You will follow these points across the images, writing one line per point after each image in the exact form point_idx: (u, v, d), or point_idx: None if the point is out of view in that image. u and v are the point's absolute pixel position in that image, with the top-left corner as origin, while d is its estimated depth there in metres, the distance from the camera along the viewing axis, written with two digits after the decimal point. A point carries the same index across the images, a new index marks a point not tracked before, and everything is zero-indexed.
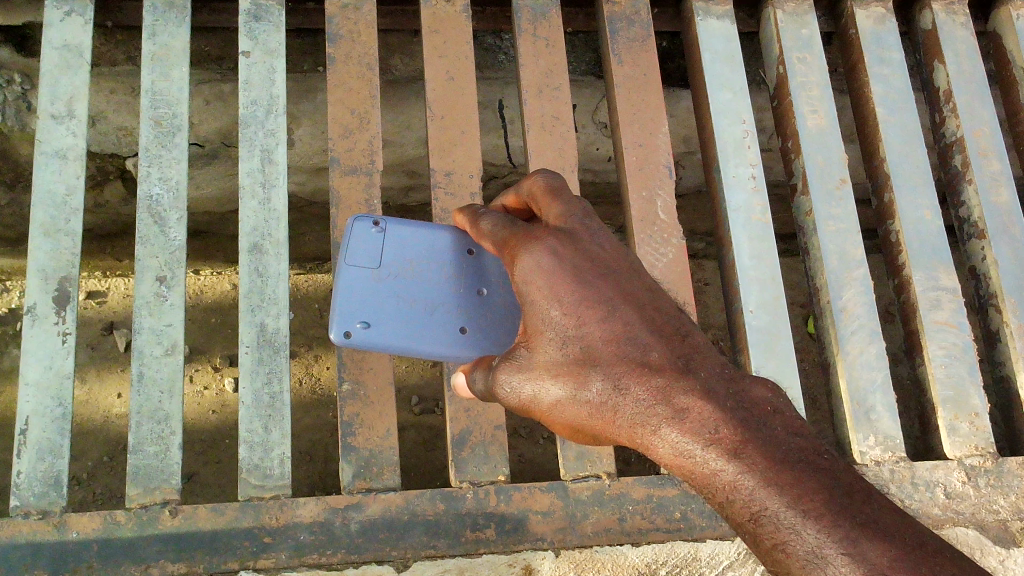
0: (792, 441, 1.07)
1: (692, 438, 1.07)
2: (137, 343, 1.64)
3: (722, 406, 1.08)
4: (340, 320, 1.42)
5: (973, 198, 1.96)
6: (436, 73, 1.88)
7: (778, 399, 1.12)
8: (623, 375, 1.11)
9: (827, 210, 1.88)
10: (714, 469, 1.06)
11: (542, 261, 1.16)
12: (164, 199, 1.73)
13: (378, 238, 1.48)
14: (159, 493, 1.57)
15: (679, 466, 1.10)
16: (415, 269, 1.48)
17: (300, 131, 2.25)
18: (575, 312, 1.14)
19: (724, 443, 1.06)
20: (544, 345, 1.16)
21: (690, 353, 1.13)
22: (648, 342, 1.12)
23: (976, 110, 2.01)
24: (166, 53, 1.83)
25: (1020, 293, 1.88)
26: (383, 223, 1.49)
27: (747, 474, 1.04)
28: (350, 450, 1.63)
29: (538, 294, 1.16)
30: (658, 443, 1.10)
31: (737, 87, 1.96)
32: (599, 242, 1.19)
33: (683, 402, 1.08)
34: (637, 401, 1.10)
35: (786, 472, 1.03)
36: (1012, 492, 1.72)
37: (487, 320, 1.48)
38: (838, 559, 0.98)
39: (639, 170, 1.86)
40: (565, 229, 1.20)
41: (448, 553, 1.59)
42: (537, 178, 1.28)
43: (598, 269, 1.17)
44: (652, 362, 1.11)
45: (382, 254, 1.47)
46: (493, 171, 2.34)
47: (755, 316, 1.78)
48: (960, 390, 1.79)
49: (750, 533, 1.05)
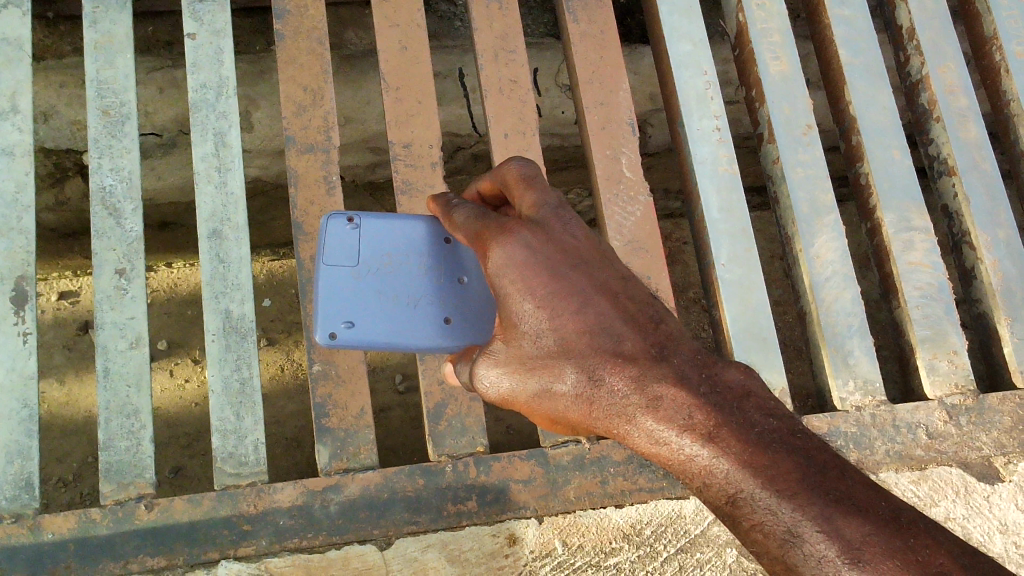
0: (766, 423, 1.04)
1: (668, 425, 1.05)
2: (101, 338, 1.61)
3: (696, 392, 1.06)
4: (324, 322, 1.35)
5: (942, 135, 1.93)
6: (389, 44, 1.84)
7: (753, 382, 1.09)
8: (598, 366, 1.09)
9: (795, 158, 1.86)
10: (690, 454, 1.04)
11: (513, 255, 1.11)
12: (117, 190, 1.69)
13: (354, 235, 1.39)
14: (133, 488, 1.55)
15: (656, 454, 1.08)
16: (394, 263, 1.39)
17: (259, 113, 2.20)
18: (547, 305, 1.10)
19: (700, 429, 1.04)
20: (518, 339, 1.12)
21: (664, 341, 1.10)
22: (621, 332, 1.10)
23: (940, 46, 1.98)
24: (109, 40, 1.78)
25: (993, 228, 1.85)
26: (357, 219, 1.39)
27: (721, 457, 1.01)
28: (325, 432, 1.61)
29: (512, 288, 1.12)
30: (634, 432, 1.08)
31: (697, 38, 1.93)
32: (573, 232, 1.14)
33: (657, 390, 1.06)
34: (612, 392, 1.08)
35: (761, 454, 1.00)
36: (994, 428, 1.72)
37: (472, 308, 1.39)
38: (814, 537, 0.94)
39: (602, 129, 1.82)
40: (537, 221, 1.14)
41: (430, 527, 1.58)
42: (510, 166, 1.21)
43: (570, 259, 1.12)
44: (625, 351, 1.09)
45: (359, 251, 1.39)
46: (459, 141, 2.29)
47: (727, 270, 1.76)
48: (938, 330, 1.77)
49: (729, 518, 1.01)
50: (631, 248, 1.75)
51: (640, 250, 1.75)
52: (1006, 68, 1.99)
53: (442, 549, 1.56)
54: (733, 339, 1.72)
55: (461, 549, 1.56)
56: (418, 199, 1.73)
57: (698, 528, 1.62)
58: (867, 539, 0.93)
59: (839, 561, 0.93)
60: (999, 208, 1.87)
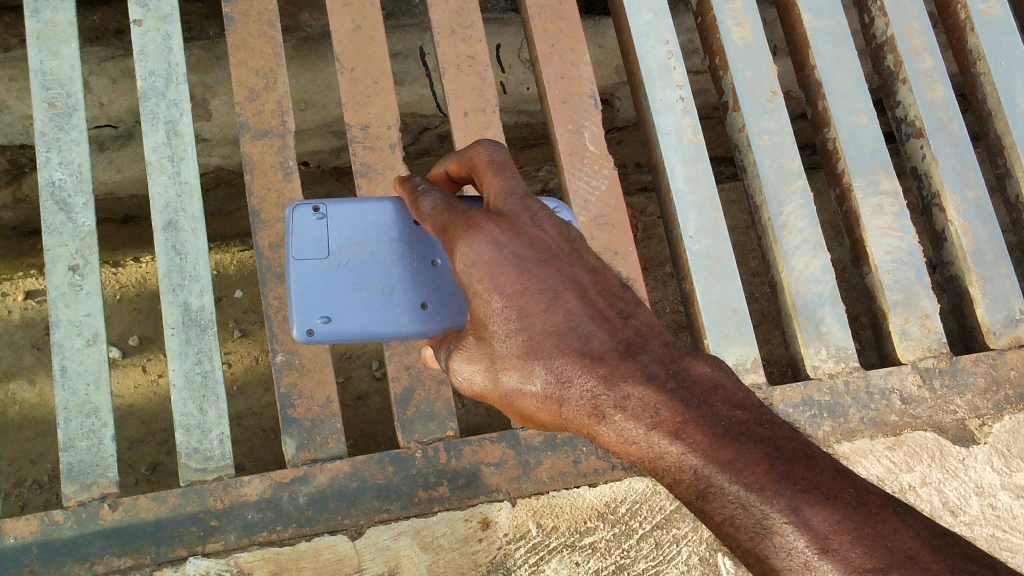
0: (733, 414, 1.00)
1: (635, 422, 1.02)
2: (56, 337, 1.57)
3: (663, 388, 1.02)
4: (299, 319, 1.28)
5: (908, 96, 1.91)
6: (341, 24, 1.79)
7: (722, 374, 1.05)
8: (566, 367, 1.04)
9: (761, 125, 1.83)
10: (658, 451, 1.00)
11: (480, 252, 1.04)
12: (67, 185, 1.65)
13: (321, 224, 1.32)
14: (96, 488, 1.52)
15: (627, 451, 1.04)
16: (365, 252, 1.33)
17: (217, 100, 2.16)
18: (515, 302, 1.04)
19: (667, 424, 1.00)
20: (490, 338, 1.06)
21: (633, 336, 1.06)
22: (589, 330, 1.05)
23: (904, 7, 1.95)
24: (52, 30, 1.72)
25: (962, 189, 1.83)
26: (323, 207, 1.32)
27: (690, 453, 0.98)
28: (291, 423, 1.57)
29: (478, 287, 1.05)
30: (604, 431, 1.04)
31: (657, 7, 1.89)
32: (542, 224, 1.09)
33: (624, 388, 1.02)
34: (581, 392, 1.04)
35: (728, 447, 0.96)
36: (967, 390, 1.70)
37: (448, 290, 1.33)
38: (783, 529, 0.91)
39: (564, 103, 1.79)
40: (505, 213, 1.08)
41: (402, 514, 1.55)
42: (480, 149, 1.15)
43: (538, 254, 1.06)
44: (593, 350, 1.04)
45: (328, 243, 1.32)
46: (424, 123, 2.27)
47: (695, 241, 1.74)
48: (909, 294, 1.75)
49: (699, 513, 0.98)
50: (598, 223, 1.72)
51: (606, 225, 1.72)
52: (970, 26, 1.96)
53: (415, 536, 1.53)
54: (702, 311, 1.70)
55: (434, 536, 1.54)
56: (378, 181, 1.69)
57: (673, 503, 1.60)
58: (835, 529, 0.89)
59: (809, 552, 0.89)
60: (967, 169, 1.85)
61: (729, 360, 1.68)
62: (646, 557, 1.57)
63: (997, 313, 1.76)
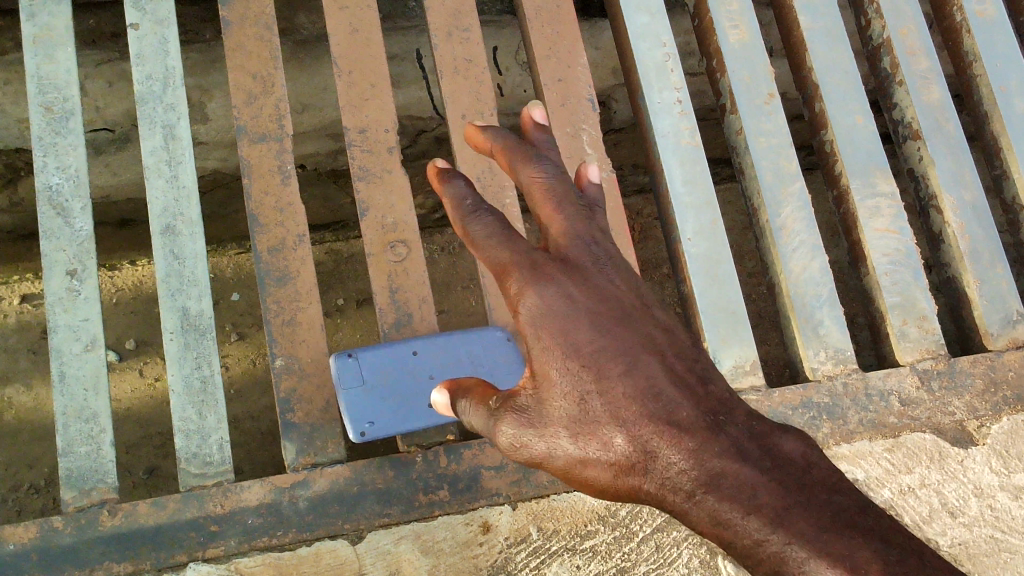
0: (834, 499, 0.92)
1: (730, 505, 0.94)
2: (55, 342, 1.56)
3: (759, 468, 0.95)
4: (356, 427, 1.54)
5: (905, 98, 1.91)
6: (338, 27, 1.79)
7: (812, 451, 0.99)
8: (652, 436, 0.99)
9: (758, 127, 1.83)
10: (755, 540, 0.91)
11: (546, 301, 1.04)
12: (64, 189, 1.64)
13: (360, 371, 1.56)
14: (95, 494, 1.51)
15: (713, 535, 0.96)
16: (402, 379, 1.58)
17: (213, 103, 2.16)
18: (592, 363, 1.01)
19: (767, 510, 0.92)
20: (551, 396, 1.03)
21: (717, 407, 1.01)
22: (674, 399, 1.00)
23: (901, 8, 1.95)
24: (48, 34, 1.72)
25: (959, 190, 1.84)
26: (356, 353, 1.56)
27: (796, 544, 0.89)
28: (290, 428, 1.57)
29: (547, 342, 1.03)
30: (691, 510, 0.97)
31: (654, 9, 1.89)
32: (611, 276, 1.08)
33: (714, 466, 0.96)
34: (667, 465, 0.98)
35: (836, 539, 0.88)
36: (965, 392, 1.71)
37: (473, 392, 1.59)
38: None
39: (561, 106, 1.79)
40: (569, 258, 1.08)
41: (402, 519, 1.55)
42: (540, 176, 1.14)
43: (613, 315, 1.04)
44: (679, 421, 0.99)
45: (370, 384, 1.57)
46: (420, 126, 2.26)
47: (693, 244, 1.74)
48: (907, 296, 1.76)
49: None
50: None
51: None
52: (967, 28, 1.97)
53: (415, 540, 1.54)
54: (701, 314, 1.70)
55: (435, 540, 1.54)
56: (376, 185, 1.69)
57: None
58: None
59: None
60: (964, 170, 1.85)
61: (729, 363, 1.68)
62: (647, 560, 1.57)
63: (995, 314, 1.77)
